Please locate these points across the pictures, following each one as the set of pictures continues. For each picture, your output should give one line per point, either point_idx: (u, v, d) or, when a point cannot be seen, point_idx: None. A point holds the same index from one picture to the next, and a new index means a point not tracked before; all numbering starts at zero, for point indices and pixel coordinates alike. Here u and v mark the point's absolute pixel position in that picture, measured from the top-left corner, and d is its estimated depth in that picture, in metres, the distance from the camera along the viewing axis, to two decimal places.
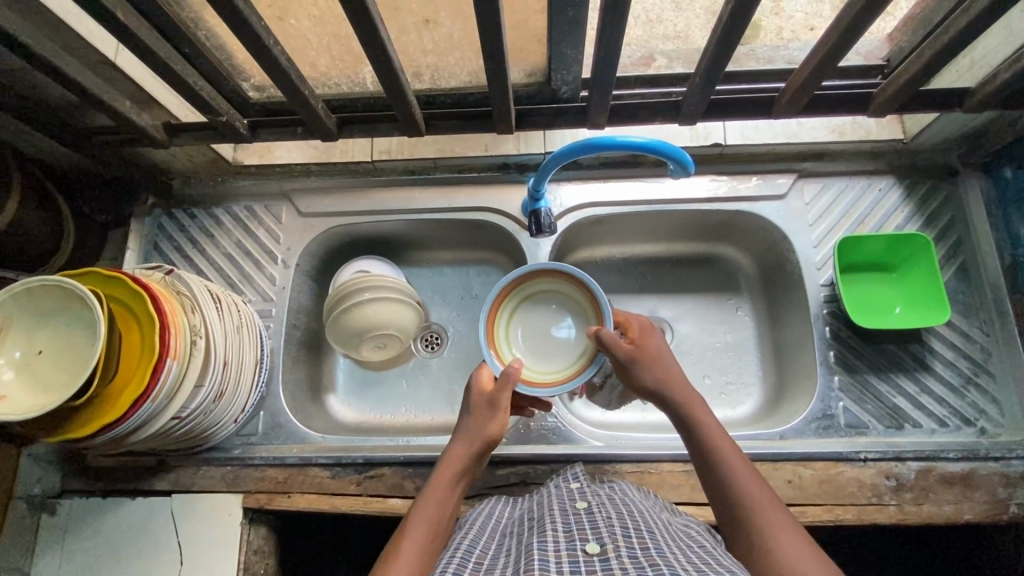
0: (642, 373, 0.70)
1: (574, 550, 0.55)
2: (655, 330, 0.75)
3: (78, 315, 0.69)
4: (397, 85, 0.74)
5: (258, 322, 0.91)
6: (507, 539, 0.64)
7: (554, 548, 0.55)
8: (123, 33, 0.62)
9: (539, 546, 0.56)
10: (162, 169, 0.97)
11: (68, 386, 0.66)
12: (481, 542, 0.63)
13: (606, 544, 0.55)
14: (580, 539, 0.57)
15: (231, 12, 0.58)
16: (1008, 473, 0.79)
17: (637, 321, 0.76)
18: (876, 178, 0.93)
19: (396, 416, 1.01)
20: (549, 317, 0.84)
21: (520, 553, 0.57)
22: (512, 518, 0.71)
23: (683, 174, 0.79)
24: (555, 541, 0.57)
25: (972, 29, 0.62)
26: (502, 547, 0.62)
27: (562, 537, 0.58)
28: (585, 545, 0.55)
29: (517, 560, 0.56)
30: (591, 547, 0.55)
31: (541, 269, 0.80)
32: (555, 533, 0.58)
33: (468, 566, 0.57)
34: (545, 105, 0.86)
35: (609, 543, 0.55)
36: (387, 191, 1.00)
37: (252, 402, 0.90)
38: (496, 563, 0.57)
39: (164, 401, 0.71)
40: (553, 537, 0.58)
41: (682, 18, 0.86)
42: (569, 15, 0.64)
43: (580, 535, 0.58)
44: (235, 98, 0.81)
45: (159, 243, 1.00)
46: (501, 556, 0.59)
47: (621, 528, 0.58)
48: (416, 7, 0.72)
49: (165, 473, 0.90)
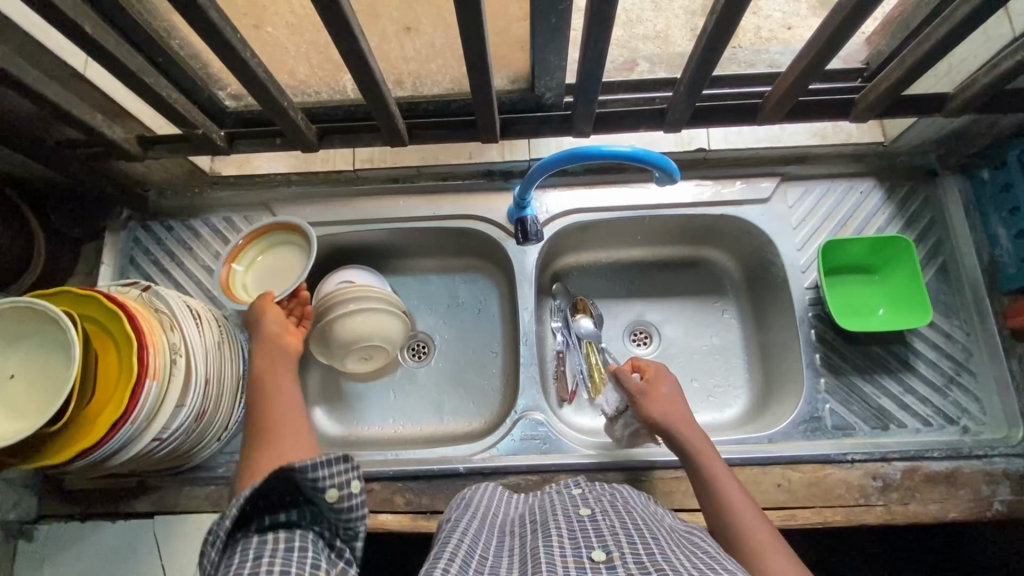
0: (648, 405, 0.80)
1: (580, 557, 0.54)
2: (669, 373, 0.85)
3: (50, 338, 0.67)
4: (379, 95, 0.72)
5: (239, 338, 0.89)
6: (508, 537, 0.64)
7: (560, 554, 0.55)
8: (90, 46, 0.59)
9: (547, 550, 0.56)
10: (138, 181, 0.94)
11: (45, 410, 0.64)
12: (482, 535, 0.64)
13: (612, 552, 0.55)
14: (586, 547, 0.56)
15: (206, 25, 0.56)
16: (991, 470, 0.81)
17: (653, 364, 0.86)
18: (857, 181, 0.94)
19: (383, 427, 0.99)
20: (276, 262, 0.91)
21: (526, 555, 0.57)
22: (513, 514, 0.71)
23: (668, 181, 0.78)
24: (561, 546, 0.57)
25: (951, 39, 0.63)
26: (504, 546, 0.62)
27: (568, 544, 0.57)
28: (591, 552, 0.55)
29: (524, 563, 0.56)
30: (597, 555, 0.55)
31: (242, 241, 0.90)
32: (560, 539, 0.58)
33: (474, 555, 0.58)
34: (529, 113, 0.85)
35: (615, 550, 0.55)
36: (370, 200, 0.98)
37: (236, 420, 0.88)
38: (500, 562, 0.58)
39: (144, 423, 0.69)
40: (558, 542, 0.58)
41: (662, 17, 0.83)
42: (553, 22, 0.63)
43: (586, 542, 0.57)
44: (212, 109, 0.79)
45: (135, 257, 0.97)
46: (506, 555, 0.60)
47: (626, 536, 0.58)
48: (396, 15, 0.71)
49: (148, 493, 0.87)
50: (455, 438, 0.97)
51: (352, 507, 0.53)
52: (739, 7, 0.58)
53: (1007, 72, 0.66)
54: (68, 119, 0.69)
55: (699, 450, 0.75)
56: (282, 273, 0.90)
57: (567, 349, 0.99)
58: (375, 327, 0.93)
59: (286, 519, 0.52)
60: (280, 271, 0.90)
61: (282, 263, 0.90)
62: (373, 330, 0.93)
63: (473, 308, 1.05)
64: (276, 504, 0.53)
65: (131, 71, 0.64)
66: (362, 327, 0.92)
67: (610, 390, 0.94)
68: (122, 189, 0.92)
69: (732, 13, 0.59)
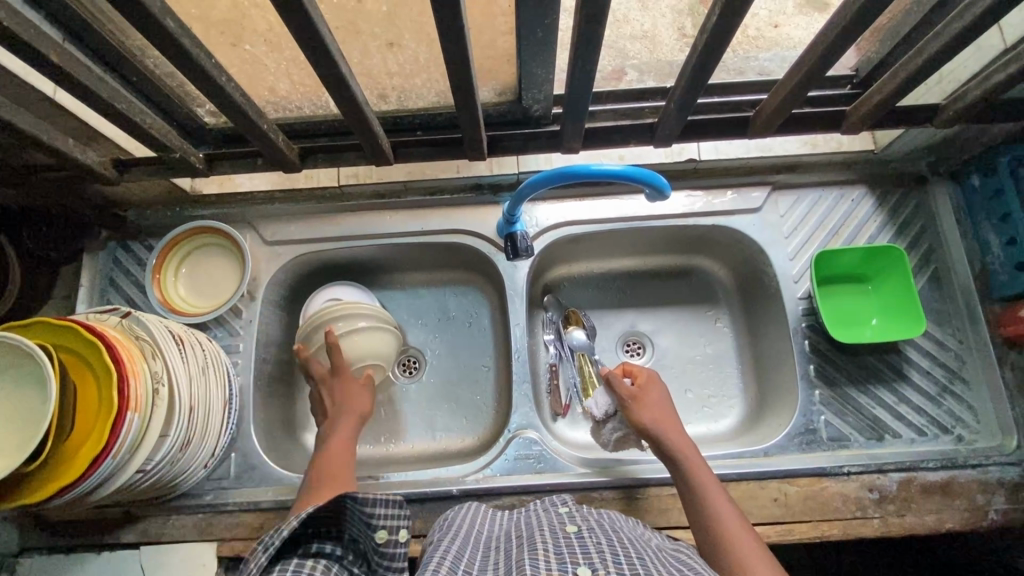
0: (638, 411, 0.79)
1: (566, 572, 0.54)
2: (659, 379, 0.83)
3: (25, 371, 0.64)
4: (361, 115, 0.70)
5: (225, 360, 0.87)
6: (493, 552, 0.64)
7: (545, 569, 0.55)
8: (58, 74, 0.57)
9: (531, 564, 0.56)
10: (116, 201, 0.91)
11: (21, 448, 0.62)
12: (467, 552, 0.63)
13: (597, 570, 0.54)
14: (571, 562, 0.56)
15: (178, 51, 0.54)
16: (985, 479, 0.81)
17: (644, 369, 0.85)
18: (848, 189, 0.93)
19: (374, 446, 0.97)
20: (204, 273, 0.94)
21: (511, 570, 0.57)
22: (497, 530, 0.71)
23: (659, 198, 0.77)
24: (546, 561, 0.56)
25: (944, 54, 0.62)
26: (490, 558, 0.62)
27: (554, 559, 0.57)
28: (577, 568, 0.55)
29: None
30: (583, 571, 0.54)
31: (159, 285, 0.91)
32: (546, 554, 0.58)
33: (457, 571, 0.58)
34: (517, 128, 0.84)
35: (600, 568, 0.54)
36: (355, 215, 0.96)
37: (223, 444, 0.86)
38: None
39: (127, 455, 0.67)
40: (544, 557, 0.57)
41: (648, 17, 0.89)
42: (539, 35, 0.62)
43: (572, 559, 0.57)
44: (190, 127, 0.77)
45: (115, 278, 0.94)
46: (490, 569, 0.59)
47: (612, 554, 0.57)
48: (378, 31, 0.70)
49: (134, 523, 0.85)
50: (447, 456, 0.96)
51: (394, 555, 0.60)
52: (730, 27, 0.57)
53: (1000, 84, 0.65)
54: (39, 145, 0.67)
55: (689, 459, 0.74)
56: (216, 270, 0.94)
57: (560, 362, 0.98)
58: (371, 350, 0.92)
59: (332, 550, 0.60)
60: (211, 271, 0.94)
61: (208, 269, 0.94)
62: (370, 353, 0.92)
63: (464, 322, 1.04)
64: (328, 534, 0.62)
65: (104, 96, 0.62)
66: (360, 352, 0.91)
67: (600, 393, 0.93)
68: (101, 211, 0.89)
69: (722, 33, 0.58)
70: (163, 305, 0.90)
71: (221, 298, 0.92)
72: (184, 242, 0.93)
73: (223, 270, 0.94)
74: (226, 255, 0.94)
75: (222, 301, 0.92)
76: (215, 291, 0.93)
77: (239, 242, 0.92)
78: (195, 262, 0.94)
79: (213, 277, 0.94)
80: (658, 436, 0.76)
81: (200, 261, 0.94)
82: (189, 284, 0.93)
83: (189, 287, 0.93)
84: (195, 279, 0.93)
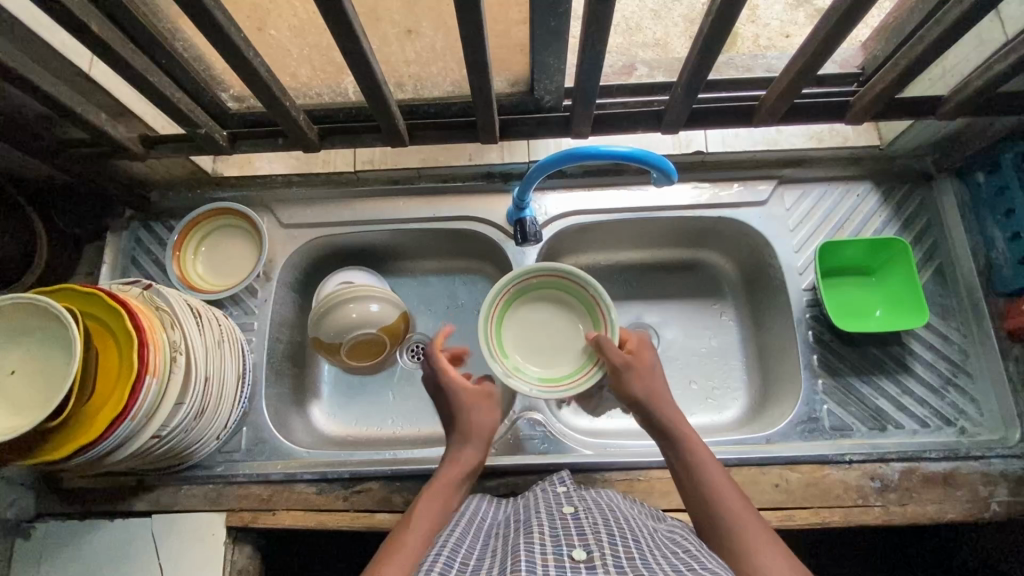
0: (632, 382, 0.76)
1: (561, 556, 0.55)
2: (652, 344, 0.81)
3: (52, 333, 0.66)
4: (380, 96, 0.73)
5: (240, 336, 0.89)
6: (492, 540, 0.64)
7: (541, 551, 0.56)
8: (96, 44, 0.60)
9: (526, 548, 0.56)
10: (140, 182, 0.95)
11: (44, 406, 0.64)
12: (467, 543, 0.63)
13: (592, 551, 0.55)
14: (567, 544, 0.57)
15: (209, 22, 0.58)
16: (988, 471, 0.81)
17: (637, 336, 0.83)
18: (854, 184, 0.95)
19: (382, 428, 0.99)
20: (222, 251, 0.97)
21: (506, 554, 0.57)
22: (499, 516, 0.72)
23: (666, 182, 0.80)
24: (542, 544, 0.57)
25: (943, 42, 0.64)
26: (487, 546, 0.63)
27: (549, 541, 0.58)
28: (572, 551, 0.56)
29: (503, 560, 0.56)
30: (578, 553, 0.55)
31: (178, 258, 0.94)
32: (542, 537, 0.59)
33: (453, 565, 0.58)
34: (529, 115, 0.86)
35: (595, 550, 0.55)
36: (370, 201, 0.99)
37: (235, 417, 0.88)
38: (481, 564, 0.58)
39: (144, 419, 0.69)
40: (540, 540, 0.58)
41: (661, 26, 0.95)
42: (552, 25, 0.64)
43: (567, 540, 0.58)
44: (215, 109, 0.80)
45: (137, 256, 0.97)
46: (487, 556, 0.59)
47: (608, 536, 0.58)
48: (398, 18, 0.72)
49: (146, 492, 0.87)
50: None
51: None
52: (732, 12, 0.59)
53: (999, 74, 0.67)
54: (72, 117, 0.70)
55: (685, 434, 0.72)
56: (235, 249, 0.97)
57: None
58: (542, 347, 0.88)
59: None
60: (230, 249, 0.97)
61: (226, 247, 0.97)
62: (541, 355, 0.87)
63: (473, 310, 1.05)
64: None
65: (134, 70, 0.65)
66: (544, 340, 0.88)
67: None
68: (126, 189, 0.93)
69: (726, 16, 0.60)
70: (181, 281, 0.94)
71: (238, 276, 0.96)
72: (206, 218, 0.96)
73: (240, 250, 0.97)
74: (245, 235, 0.98)
75: (239, 279, 0.95)
76: (231, 269, 0.96)
77: (256, 223, 0.95)
78: (216, 240, 0.98)
79: (229, 257, 0.97)
80: (651, 408, 0.75)
81: (220, 239, 0.98)
82: (207, 262, 0.97)
83: (205, 264, 0.97)
84: (214, 258, 0.97)
